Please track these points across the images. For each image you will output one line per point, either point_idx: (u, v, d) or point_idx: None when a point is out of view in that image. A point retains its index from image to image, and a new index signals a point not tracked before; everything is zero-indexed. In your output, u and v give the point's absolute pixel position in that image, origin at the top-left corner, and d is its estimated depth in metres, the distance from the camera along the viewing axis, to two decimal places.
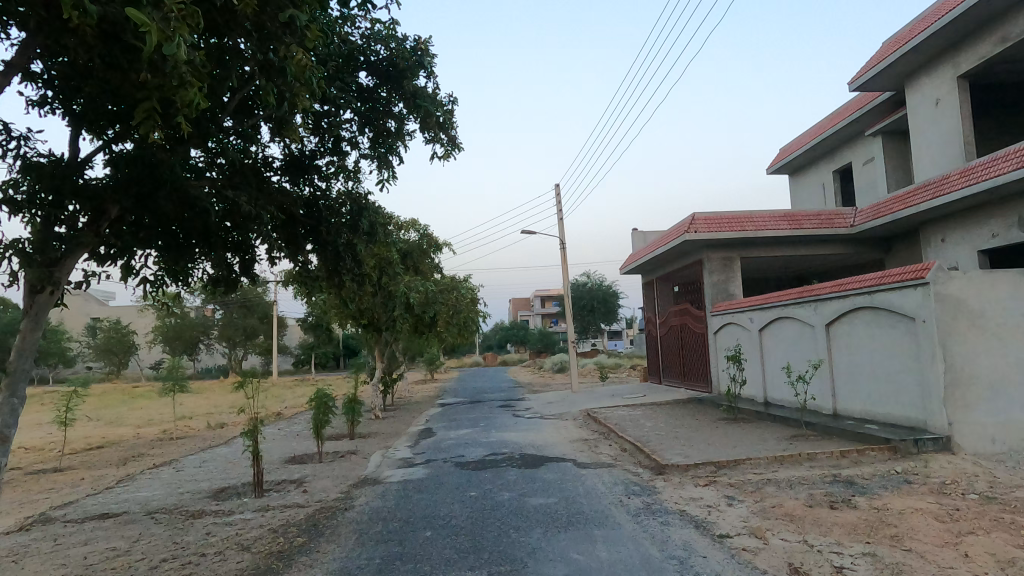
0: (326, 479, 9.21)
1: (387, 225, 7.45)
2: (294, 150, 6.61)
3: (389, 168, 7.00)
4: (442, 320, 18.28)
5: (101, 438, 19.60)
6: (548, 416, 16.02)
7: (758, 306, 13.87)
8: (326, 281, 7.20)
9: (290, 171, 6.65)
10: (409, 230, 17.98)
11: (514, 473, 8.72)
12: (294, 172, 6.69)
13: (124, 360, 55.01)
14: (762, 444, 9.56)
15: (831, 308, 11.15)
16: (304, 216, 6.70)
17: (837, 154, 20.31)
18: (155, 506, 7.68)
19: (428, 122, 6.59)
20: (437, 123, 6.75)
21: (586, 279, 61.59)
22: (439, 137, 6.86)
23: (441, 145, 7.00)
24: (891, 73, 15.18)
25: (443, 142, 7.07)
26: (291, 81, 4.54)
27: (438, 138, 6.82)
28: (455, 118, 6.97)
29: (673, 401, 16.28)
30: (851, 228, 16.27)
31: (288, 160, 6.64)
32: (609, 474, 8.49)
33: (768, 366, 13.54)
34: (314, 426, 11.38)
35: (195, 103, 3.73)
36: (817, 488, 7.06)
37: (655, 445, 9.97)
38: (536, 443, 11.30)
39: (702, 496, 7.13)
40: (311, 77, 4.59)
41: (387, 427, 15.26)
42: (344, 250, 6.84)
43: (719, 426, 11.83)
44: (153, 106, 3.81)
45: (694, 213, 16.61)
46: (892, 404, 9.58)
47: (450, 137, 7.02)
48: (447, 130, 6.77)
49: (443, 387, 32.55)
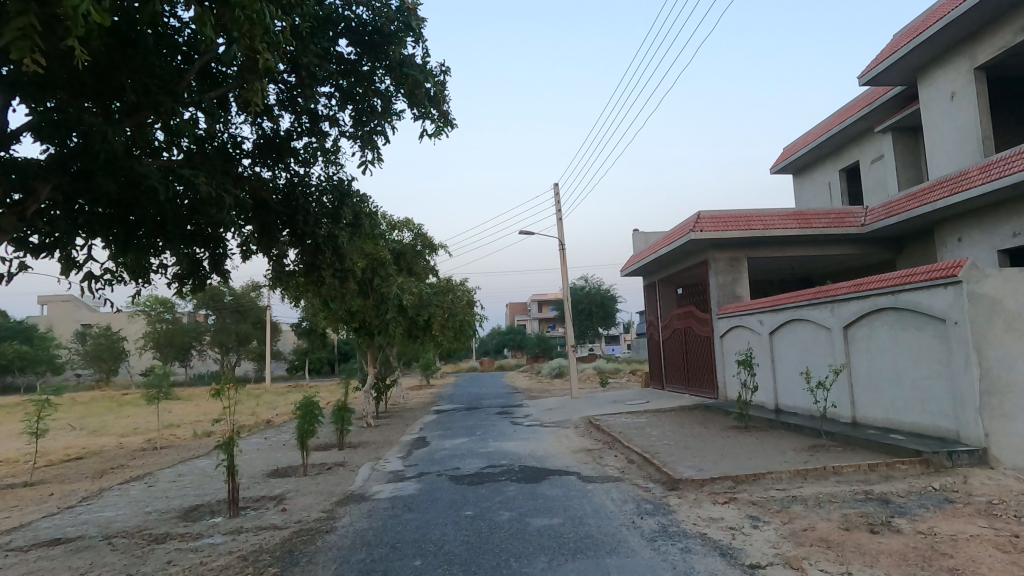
0: (309, 495, 8.44)
1: (372, 217, 6.84)
2: (267, 131, 5.93)
3: (373, 149, 6.35)
4: (437, 323, 17.23)
5: (80, 449, 18.73)
6: (548, 424, 15.29)
7: (768, 308, 13.23)
8: (305, 277, 6.57)
9: (264, 155, 5.97)
10: (403, 230, 17.34)
11: (514, 489, 7.99)
12: (266, 155, 6.01)
13: (114, 366, 53.97)
14: (781, 456, 8.86)
15: (849, 309, 10.53)
16: (280, 205, 6.13)
17: (844, 152, 19.75)
18: (115, 530, 6.94)
19: (417, 95, 5.91)
20: (428, 96, 6.09)
21: (585, 282, 60.87)
22: (429, 113, 6.20)
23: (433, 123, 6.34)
24: (902, 67, 14.63)
25: (434, 118, 6.40)
26: (237, 18, 3.90)
27: (428, 114, 6.19)
28: (446, 90, 6.33)
29: (679, 408, 15.58)
30: (862, 228, 15.69)
31: (260, 143, 5.97)
32: (617, 489, 7.76)
33: (779, 371, 12.91)
34: (299, 436, 10.63)
35: (85, 16, 3.06)
36: (849, 508, 6.38)
37: (665, 457, 9.26)
38: (537, 454, 10.55)
39: (723, 516, 6.42)
40: (264, 12, 3.92)
41: (379, 436, 14.49)
42: (324, 245, 6.22)
43: (730, 435, 11.12)
44: (30, 25, 3.18)
45: (699, 211, 15.99)
46: (918, 412, 8.96)
47: (441, 114, 6.37)
48: (438, 103, 6.13)
49: (441, 393, 31.83)
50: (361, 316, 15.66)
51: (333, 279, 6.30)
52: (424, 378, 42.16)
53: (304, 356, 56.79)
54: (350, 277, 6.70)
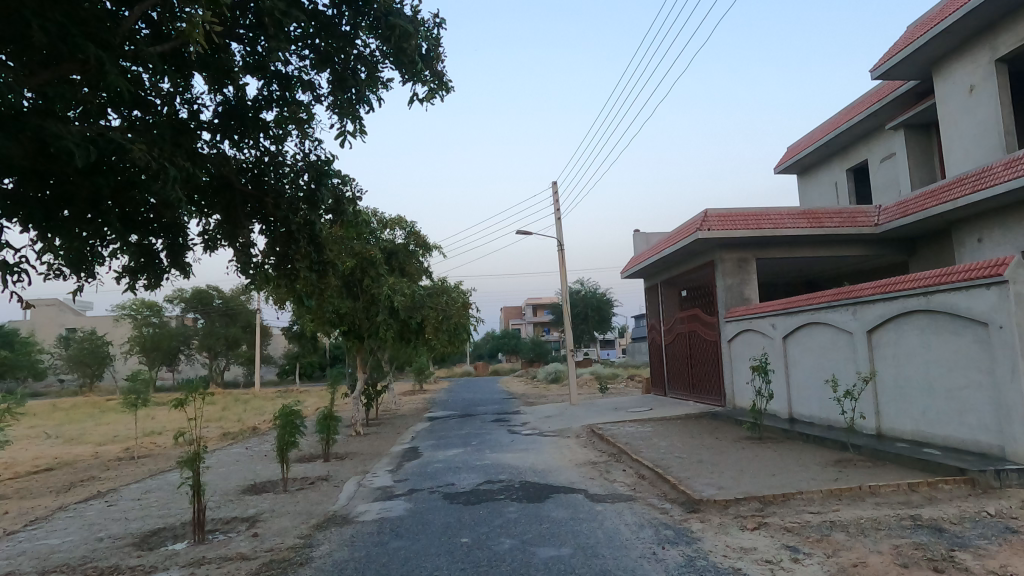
0: (285, 517, 7.57)
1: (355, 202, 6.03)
2: (230, 100, 5.17)
3: (357, 120, 5.66)
4: (429, 326, 16.07)
5: (52, 460, 17.63)
6: (547, 433, 14.48)
7: (782, 310, 12.52)
8: (276, 272, 5.72)
9: (226, 126, 5.18)
10: (395, 229, 16.46)
11: (515, 510, 7.15)
12: (230, 128, 5.24)
13: (98, 371, 52.60)
14: (807, 473, 8.07)
15: (873, 312, 9.78)
16: (248, 187, 5.36)
17: (852, 151, 19.12)
18: (56, 562, 6.04)
19: (406, 52, 5.38)
20: (417, 56, 5.55)
21: (581, 286, 60.10)
22: (420, 75, 5.65)
23: (423, 86, 5.77)
24: (916, 60, 14.01)
25: (426, 81, 5.86)
26: None
27: (419, 76, 5.64)
28: (437, 48, 5.79)
29: (685, 416, 14.81)
30: (874, 228, 15.01)
31: (222, 112, 5.20)
32: (630, 512, 6.94)
33: (794, 377, 12.18)
34: (278, 449, 9.70)
35: None
36: (899, 538, 5.57)
37: (679, 473, 8.47)
38: (538, 468, 9.71)
39: (756, 546, 5.61)
40: None
41: (367, 446, 13.62)
42: (297, 232, 5.42)
43: (745, 446, 10.35)
44: None
45: (706, 209, 15.28)
46: (954, 425, 8.22)
47: (433, 76, 5.85)
48: (429, 63, 5.62)
49: (435, 398, 30.95)
50: (351, 319, 15.23)
51: (308, 275, 5.48)
52: (417, 384, 41.11)
53: (294, 361, 55.62)
54: (330, 272, 5.88)
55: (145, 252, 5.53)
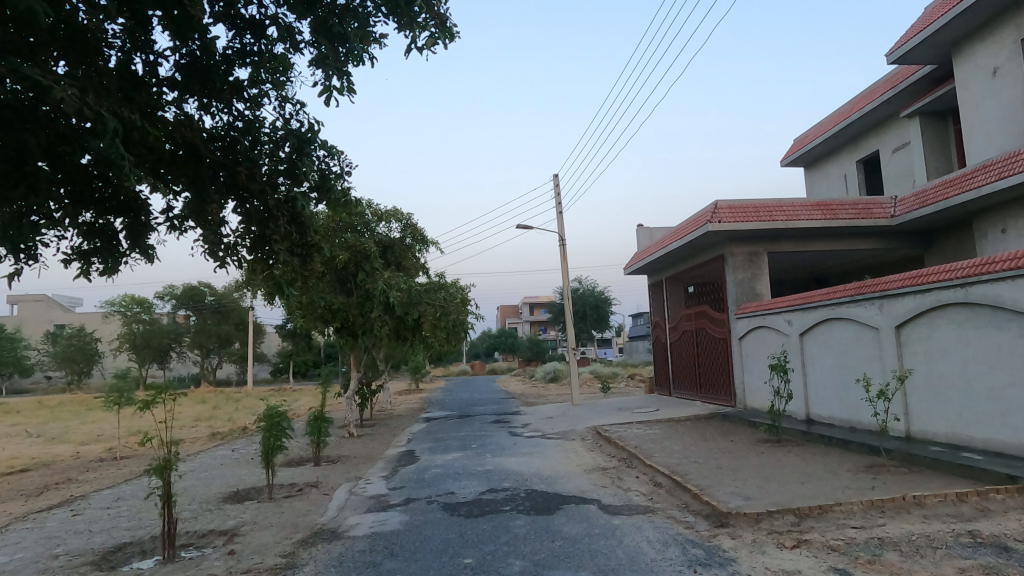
0: (267, 530, 6.83)
1: (344, 179, 5.38)
2: (197, 54, 4.80)
3: (343, 74, 5.41)
4: (426, 323, 15.34)
5: (29, 460, 16.78)
6: (550, 434, 13.80)
7: (800, 306, 11.88)
8: (253, 255, 5.06)
9: (191, 84, 4.81)
10: (391, 221, 15.64)
11: (522, 524, 6.44)
12: (197, 86, 4.85)
13: (86, 370, 51.60)
14: (840, 481, 7.38)
15: (903, 306, 9.15)
16: (218, 154, 4.83)
17: (864, 142, 18.50)
18: None
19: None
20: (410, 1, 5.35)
21: (579, 284, 59.35)
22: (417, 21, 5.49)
23: (420, 32, 5.58)
24: (934, 42, 13.38)
25: (428, 27, 5.63)
26: None
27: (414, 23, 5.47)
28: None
29: (694, 417, 14.17)
30: (891, 220, 14.33)
31: (185, 68, 4.80)
32: (651, 526, 6.25)
33: (813, 377, 11.54)
34: (263, 453, 8.95)
35: None
36: (963, 558, 4.89)
37: (699, 481, 7.79)
38: (544, 474, 9.01)
39: (800, 569, 4.92)
40: None
41: (361, 449, 12.88)
42: (276, 208, 4.84)
43: (764, 450, 9.69)
44: None
45: (716, 200, 14.62)
46: (996, 427, 7.56)
47: (434, 20, 5.60)
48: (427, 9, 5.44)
49: (431, 398, 30.22)
50: (343, 314, 14.57)
51: (288, 258, 4.85)
52: (413, 383, 40.34)
53: (288, 360, 54.68)
54: (315, 257, 5.26)
55: (103, 233, 4.99)
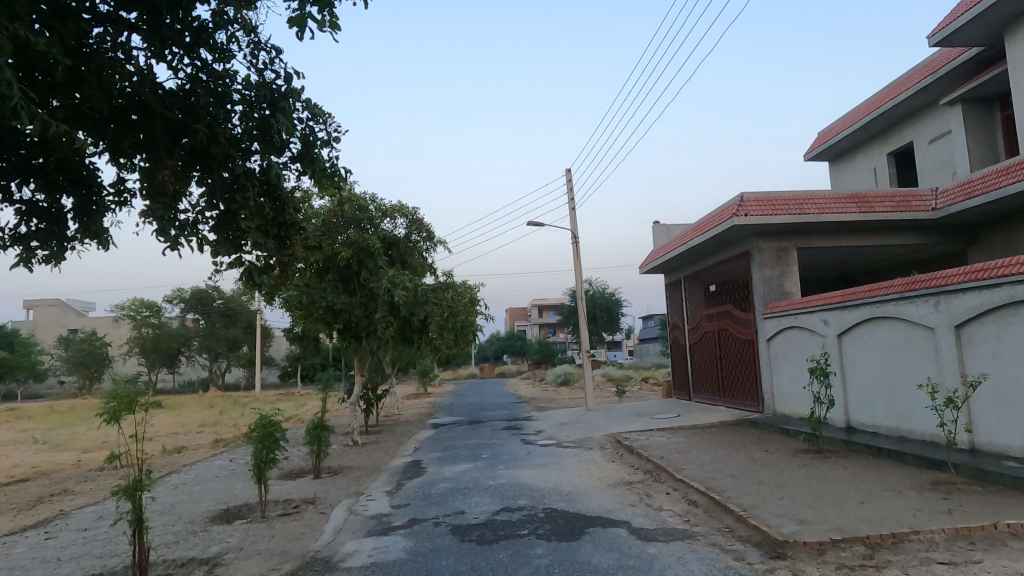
0: (253, 559, 6.00)
1: (317, 144, 5.66)
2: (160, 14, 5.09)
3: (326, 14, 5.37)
4: (433, 324, 14.39)
5: (28, 469, 16.11)
6: (566, 443, 12.95)
7: (837, 304, 10.93)
8: (222, 232, 5.17)
9: (157, 45, 5.11)
10: (397, 217, 14.76)
11: (545, 555, 5.54)
12: (161, 47, 5.16)
13: (97, 373, 51.31)
14: (905, 502, 6.44)
15: (964, 303, 8.18)
16: (177, 114, 5.01)
17: (895, 132, 17.49)
18: None
19: None
20: None
21: (590, 286, 58.35)
22: None
23: None
24: (984, 20, 12.36)
25: None
26: None
27: None
28: None
29: (720, 424, 13.24)
30: (932, 212, 13.34)
31: (148, 30, 5.10)
32: (696, 559, 5.32)
33: (851, 381, 10.65)
34: (254, 466, 8.09)
35: None
36: None
37: (742, 501, 6.87)
38: (565, 491, 8.13)
39: None
40: None
41: (365, 460, 12.06)
42: (245, 179, 5.00)
43: (806, 462, 8.74)
44: None
45: (742, 193, 13.69)
46: None
47: None
48: None
49: (440, 403, 29.41)
50: (346, 316, 13.94)
51: (260, 237, 4.95)
52: (422, 387, 39.53)
53: (296, 363, 54.13)
54: (294, 240, 5.41)
55: (50, 215, 5.11)
